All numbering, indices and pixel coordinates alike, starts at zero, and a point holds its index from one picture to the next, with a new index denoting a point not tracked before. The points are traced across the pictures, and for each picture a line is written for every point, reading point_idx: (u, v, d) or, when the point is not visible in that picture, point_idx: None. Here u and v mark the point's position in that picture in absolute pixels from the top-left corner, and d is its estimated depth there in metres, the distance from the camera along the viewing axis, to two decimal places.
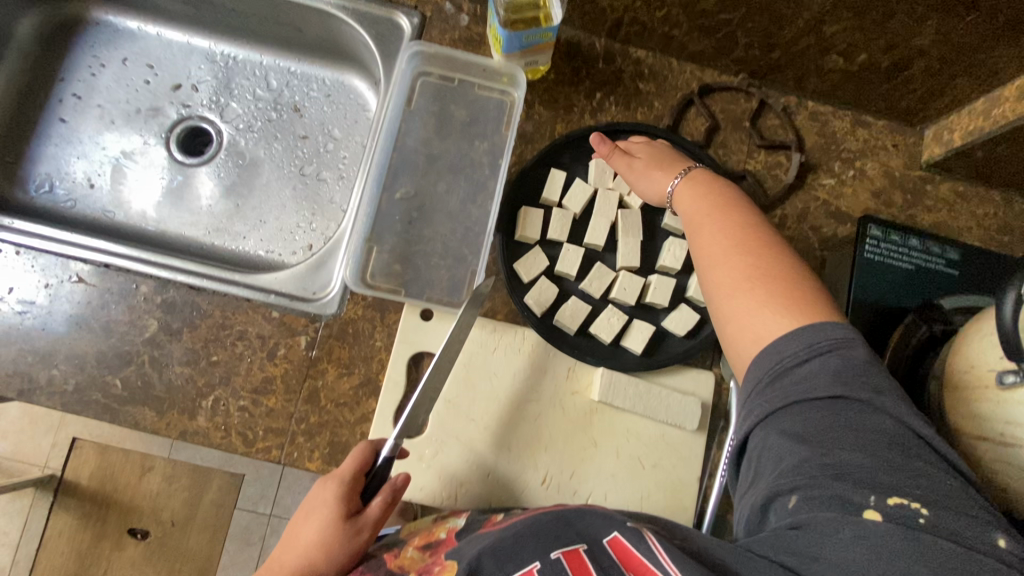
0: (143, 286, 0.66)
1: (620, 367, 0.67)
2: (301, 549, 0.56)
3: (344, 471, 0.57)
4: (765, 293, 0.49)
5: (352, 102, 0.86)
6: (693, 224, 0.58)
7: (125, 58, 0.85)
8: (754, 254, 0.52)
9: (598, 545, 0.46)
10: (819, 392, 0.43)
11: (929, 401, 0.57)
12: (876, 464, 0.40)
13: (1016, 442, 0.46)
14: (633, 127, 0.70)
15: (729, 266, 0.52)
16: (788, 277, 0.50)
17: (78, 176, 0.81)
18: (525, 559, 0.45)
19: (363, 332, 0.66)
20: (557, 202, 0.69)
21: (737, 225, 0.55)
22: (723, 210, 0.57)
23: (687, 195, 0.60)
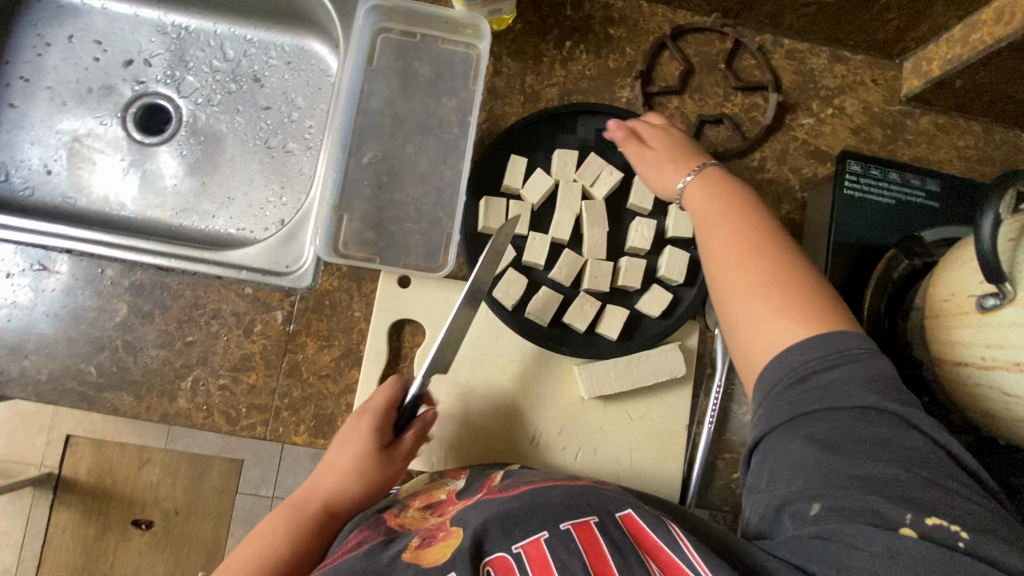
0: (109, 270, 0.64)
1: (596, 356, 0.65)
2: (336, 475, 0.56)
3: (376, 406, 0.58)
4: (779, 299, 0.47)
5: (314, 68, 0.82)
6: (704, 225, 0.55)
7: (71, 35, 0.81)
8: (768, 258, 0.50)
9: (610, 519, 0.47)
10: (853, 402, 0.42)
11: (913, 332, 0.57)
12: (912, 480, 0.40)
13: (997, 366, 0.45)
14: (591, 107, 0.68)
15: (743, 271, 0.50)
16: (801, 283, 0.48)
17: (33, 163, 0.77)
18: (533, 527, 0.47)
19: (341, 304, 0.65)
20: (519, 188, 0.66)
21: (751, 227, 0.52)
22: (737, 211, 0.54)
23: (699, 192, 0.57)
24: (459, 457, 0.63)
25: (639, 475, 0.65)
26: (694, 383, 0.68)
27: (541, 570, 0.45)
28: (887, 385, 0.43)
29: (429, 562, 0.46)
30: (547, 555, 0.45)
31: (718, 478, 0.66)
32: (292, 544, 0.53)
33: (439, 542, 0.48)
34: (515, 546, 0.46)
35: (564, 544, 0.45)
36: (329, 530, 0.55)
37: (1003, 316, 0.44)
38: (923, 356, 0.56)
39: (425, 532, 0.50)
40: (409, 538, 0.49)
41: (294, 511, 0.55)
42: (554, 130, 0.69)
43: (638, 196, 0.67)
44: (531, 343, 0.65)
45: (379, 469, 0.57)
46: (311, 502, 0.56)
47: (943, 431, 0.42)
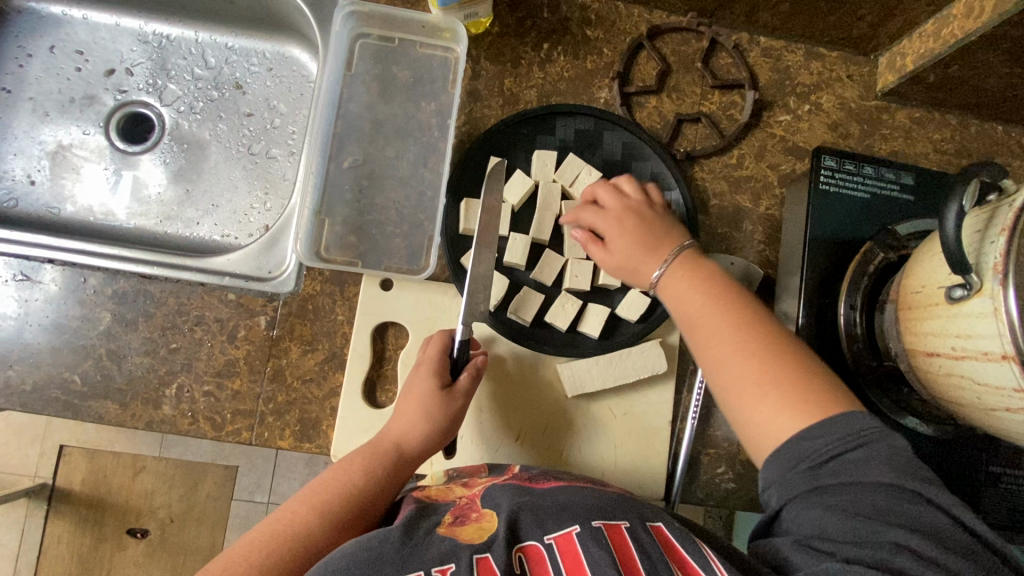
0: (92, 279, 0.64)
1: (578, 354, 0.66)
2: (400, 421, 0.58)
3: (432, 353, 0.60)
4: (784, 392, 0.46)
5: (295, 74, 0.83)
6: (688, 321, 0.54)
7: (52, 45, 0.81)
8: (767, 349, 0.49)
9: (641, 525, 0.48)
10: (876, 476, 0.41)
11: (888, 324, 0.58)
12: (940, 557, 0.39)
13: (966, 355, 0.46)
14: (569, 108, 0.69)
15: (743, 365, 0.48)
16: (801, 366, 0.48)
17: (17, 174, 0.78)
18: (566, 521, 0.48)
19: (324, 307, 0.65)
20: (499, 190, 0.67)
21: (733, 315, 0.51)
22: (718, 299, 0.53)
23: (674, 285, 0.56)
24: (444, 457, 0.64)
25: (623, 471, 0.66)
26: (676, 380, 0.69)
27: (571, 559, 0.45)
28: (903, 458, 0.42)
29: (465, 539, 0.47)
30: (578, 548, 0.46)
31: (703, 473, 0.67)
32: (364, 484, 0.53)
33: (473, 522, 0.49)
34: (548, 536, 0.47)
35: (595, 539, 0.46)
36: (399, 474, 0.56)
37: (970, 307, 0.44)
38: (897, 347, 0.56)
39: (457, 509, 0.51)
40: (444, 514, 0.50)
41: (365, 455, 0.56)
42: (533, 131, 0.69)
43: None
44: (512, 342, 0.66)
45: (442, 411, 0.58)
46: (379, 448, 0.56)
47: (963, 505, 0.41)
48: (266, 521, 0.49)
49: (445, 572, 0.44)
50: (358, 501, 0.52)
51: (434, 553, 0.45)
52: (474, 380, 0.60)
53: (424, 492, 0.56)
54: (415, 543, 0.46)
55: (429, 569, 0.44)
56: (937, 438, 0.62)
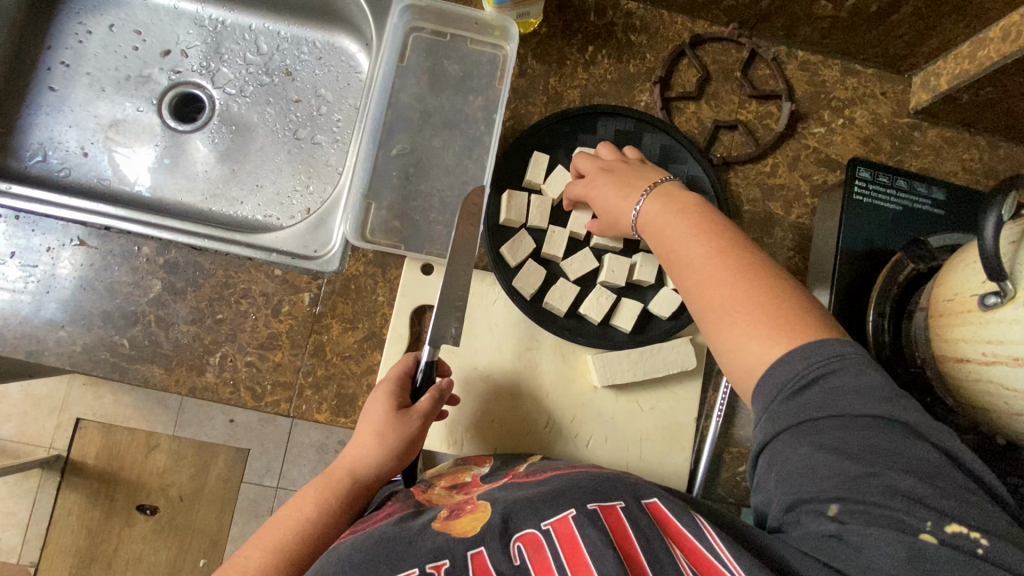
0: (145, 248, 0.67)
1: (610, 347, 0.68)
2: (356, 449, 0.57)
3: (392, 375, 0.59)
4: (760, 309, 0.46)
5: (344, 64, 0.86)
6: (668, 252, 0.54)
7: (112, 24, 0.84)
8: (755, 282, 0.47)
9: (636, 504, 0.48)
10: (863, 411, 0.41)
11: (917, 333, 0.59)
12: (928, 491, 0.39)
13: (999, 360, 0.47)
14: (612, 108, 0.71)
15: (720, 290, 0.48)
16: (783, 297, 0.46)
17: (71, 145, 0.80)
18: (562, 505, 0.48)
19: (366, 288, 0.67)
20: (540, 183, 0.69)
21: (714, 241, 0.51)
22: (704, 229, 0.52)
23: (658, 212, 0.56)
24: (476, 440, 0.66)
25: (648, 464, 0.67)
26: (703, 378, 0.70)
27: (569, 546, 0.45)
28: (886, 391, 0.41)
29: (458, 532, 0.47)
30: (576, 532, 0.46)
31: (724, 471, 0.68)
32: (317, 515, 0.53)
33: (468, 514, 0.50)
34: (545, 522, 0.47)
35: (593, 520, 0.46)
36: (354, 501, 0.56)
37: (1004, 313, 0.46)
38: (926, 354, 0.58)
39: (453, 505, 0.52)
40: (438, 509, 0.51)
41: (319, 486, 0.56)
42: (573, 131, 0.71)
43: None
44: (546, 332, 0.68)
45: (397, 431, 0.57)
46: (332, 478, 0.56)
47: (950, 438, 0.42)
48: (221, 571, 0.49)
49: (439, 569, 0.45)
50: (311, 534, 0.52)
51: (428, 548, 0.46)
52: (436, 403, 0.59)
53: (423, 493, 0.56)
54: (410, 539, 0.47)
55: (424, 566, 0.45)
56: None
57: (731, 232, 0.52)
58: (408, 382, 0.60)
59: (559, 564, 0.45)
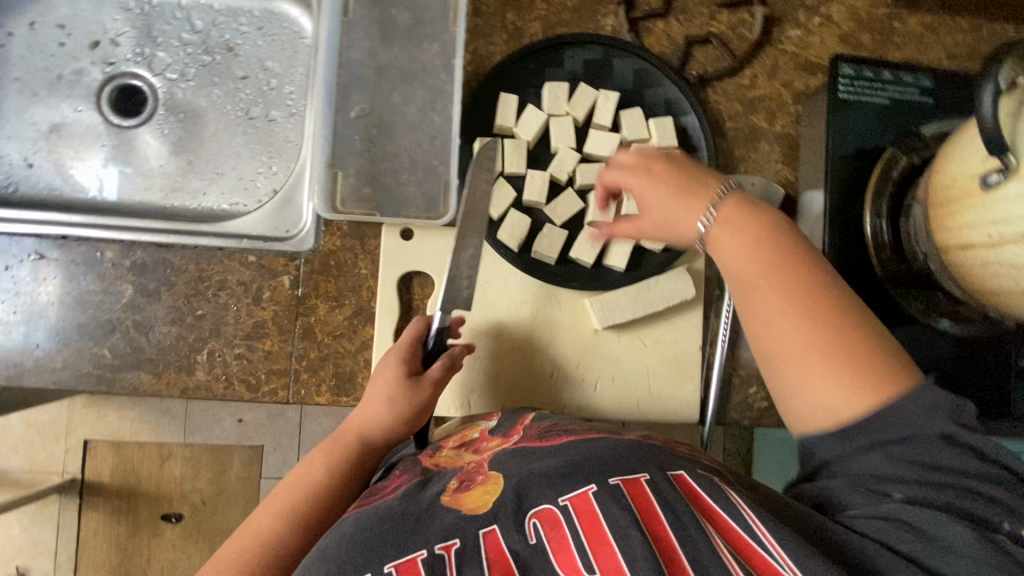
0: (108, 252, 0.63)
1: (606, 287, 0.66)
2: (366, 419, 0.56)
3: (404, 340, 0.58)
4: (840, 362, 0.43)
5: (287, 31, 0.80)
6: (733, 276, 0.49)
7: (31, 20, 0.78)
8: (835, 321, 0.44)
9: (661, 475, 0.45)
10: (917, 379, 0.42)
11: (916, 228, 0.57)
12: (965, 485, 0.40)
13: (1004, 241, 0.45)
14: (576, 37, 0.67)
15: (795, 336, 0.44)
16: (865, 346, 0.43)
17: (14, 158, 0.75)
18: (580, 480, 0.45)
19: (347, 263, 0.64)
20: (512, 127, 0.65)
21: (795, 286, 0.46)
22: (777, 267, 0.47)
23: (722, 233, 0.49)
24: (482, 400, 0.64)
25: (658, 399, 0.66)
26: (703, 307, 0.69)
27: (590, 523, 0.43)
28: (951, 402, 0.42)
29: (467, 509, 0.46)
30: (596, 507, 0.43)
31: (735, 396, 0.68)
32: (328, 479, 0.54)
33: (478, 487, 0.48)
34: (563, 497, 0.45)
35: (614, 497, 0.43)
36: (363, 463, 0.56)
37: (1007, 190, 0.44)
38: (927, 248, 0.56)
39: (463, 474, 0.51)
40: (448, 480, 0.50)
41: (326, 454, 0.56)
42: (539, 69, 0.67)
43: (631, 129, 0.66)
44: (539, 281, 0.66)
45: (408, 399, 0.56)
46: (340, 446, 0.56)
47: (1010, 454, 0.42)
48: (235, 535, 0.51)
49: (449, 549, 0.43)
50: (322, 496, 0.53)
51: (437, 530, 0.44)
52: (447, 369, 0.58)
53: (431, 457, 0.54)
54: (416, 521, 0.45)
55: (433, 548, 0.43)
56: (963, 337, 0.63)
57: (789, 236, 0.48)
58: (420, 348, 0.58)
59: (579, 542, 0.42)
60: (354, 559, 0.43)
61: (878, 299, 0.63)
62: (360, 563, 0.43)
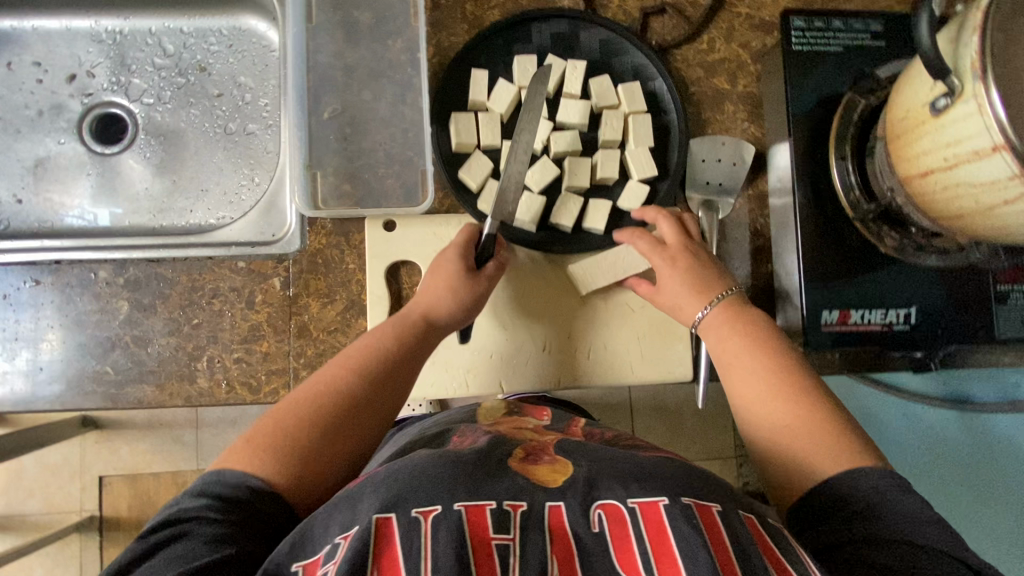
0: (101, 272, 0.64)
1: (586, 249, 0.67)
2: (427, 301, 0.59)
3: (460, 239, 0.62)
4: (811, 433, 0.49)
5: (256, 46, 0.82)
6: (726, 370, 0.57)
7: (8, 61, 0.80)
8: (806, 401, 0.51)
9: (731, 508, 0.43)
10: (874, 486, 0.45)
11: (880, 164, 0.59)
12: (891, 532, 0.42)
13: (959, 161, 0.47)
14: (542, 12, 0.69)
15: (770, 411, 0.52)
16: (834, 424, 0.50)
17: (3, 195, 0.77)
18: (652, 490, 0.43)
19: (334, 259, 0.66)
20: (484, 102, 0.67)
21: (768, 360, 0.55)
22: (755, 350, 0.56)
23: (714, 326, 0.59)
24: (478, 379, 0.67)
25: (650, 361, 0.68)
26: None
27: (656, 532, 0.40)
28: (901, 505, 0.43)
29: (542, 477, 0.44)
30: (664, 521, 0.40)
31: None
32: (395, 351, 0.56)
33: (546, 463, 0.46)
34: (632, 499, 0.42)
35: (686, 517, 0.40)
36: (426, 339, 0.59)
37: (955, 112, 0.46)
38: (893, 183, 0.58)
39: (531, 445, 0.50)
40: (515, 448, 0.49)
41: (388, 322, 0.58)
42: (501, 53, 0.69)
43: (602, 95, 0.68)
44: (520, 247, 0.67)
45: (468, 291, 0.60)
46: (401, 319, 0.58)
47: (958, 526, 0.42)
48: (301, 387, 0.52)
49: (517, 509, 0.41)
50: (390, 365, 0.55)
51: (503, 488, 0.42)
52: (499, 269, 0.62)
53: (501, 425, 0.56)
54: (488, 472, 0.43)
55: (502, 502, 0.41)
56: (945, 269, 0.63)
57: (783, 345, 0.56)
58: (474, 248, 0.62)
59: (643, 548, 0.39)
60: (427, 487, 0.41)
61: (851, 240, 0.64)
62: (432, 493, 0.40)
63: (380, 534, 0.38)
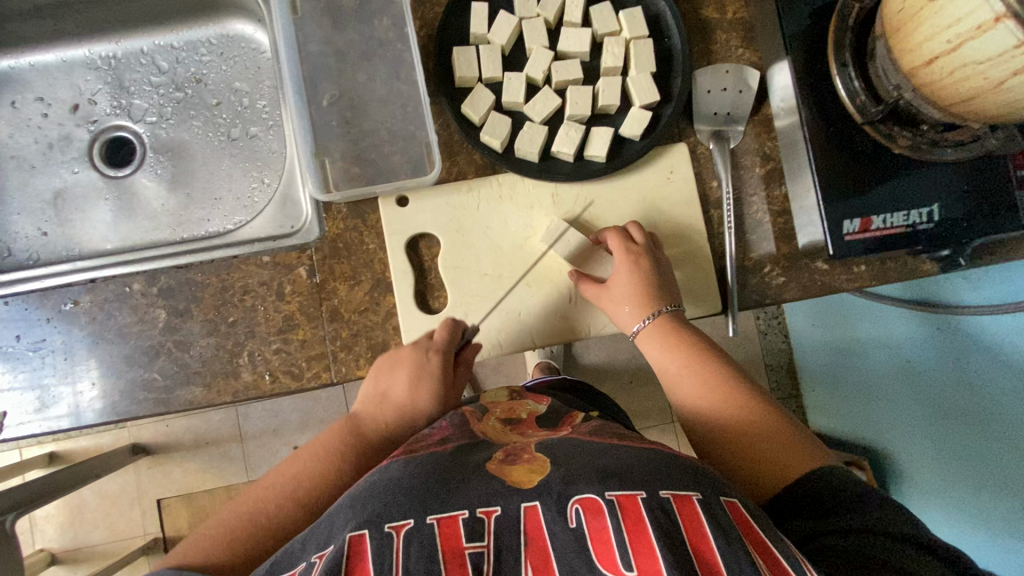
0: (135, 284, 0.67)
1: (588, 177, 0.67)
2: (393, 411, 0.60)
3: (438, 342, 0.63)
4: (754, 438, 0.54)
5: (245, 49, 0.83)
6: (660, 378, 0.62)
7: (13, 100, 0.82)
8: (746, 407, 0.56)
9: (713, 497, 0.44)
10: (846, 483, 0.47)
11: (882, 62, 0.58)
12: (867, 521, 0.44)
13: (963, 40, 0.46)
14: None
15: (715, 414, 0.57)
16: (773, 428, 0.54)
17: (28, 230, 0.79)
18: (630, 484, 0.44)
19: (354, 242, 0.67)
20: (485, 35, 0.67)
21: (705, 371, 0.59)
22: (692, 364, 0.60)
23: (653, 340, 0.62)
24: (510, 338, 0.68)
25: None
26: (701, 201, 0.70)
27: (633, 521, 0.41)
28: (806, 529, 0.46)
29: (515, 481, 0.45)
30: (643, 513, 0.42)
31: (752, 279, 0.69)
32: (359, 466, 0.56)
33: (523, 462, 0.48)
34: (609, 492, 0.43)
35: (663, 508, 0.42)
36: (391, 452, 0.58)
37: None
38: (899, 79, 0.57)
39: (510, 449, 0.51)
40: (495, 451, 0.50)
41: (369, 403, 0.61)
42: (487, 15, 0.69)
43: (601, 21, 0.67)
44: (523, 177, 0.67)
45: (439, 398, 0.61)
46: (381, 407, 0.60)
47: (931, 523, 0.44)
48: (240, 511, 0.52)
49: (490, 514, 0.43)
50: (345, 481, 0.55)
51: (479, 494, 0.44)
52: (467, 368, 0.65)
53: (479, 423, 0.57)
54: (462, 479, 0.46)
55: (475, 510, 0.43)
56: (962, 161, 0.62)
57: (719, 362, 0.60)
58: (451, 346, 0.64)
59: (620, 539, 0.41)
60: (400, 502, 0.43)
61: (863, 146, 0.63)
62: (404, 508, 0.43)
63: (353, 552, 0.40)
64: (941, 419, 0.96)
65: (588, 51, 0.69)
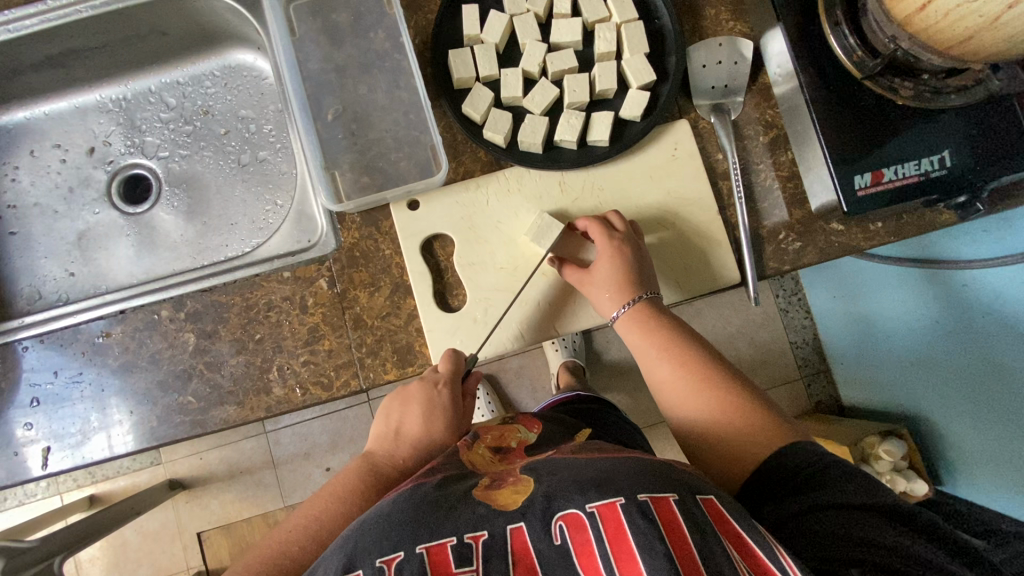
0: (163, 311, 0.68)
1: (593, 163, 0.68)
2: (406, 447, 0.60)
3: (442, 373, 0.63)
4: (732, 417, 0.55)
5: (247, 78, 0.86)
6: (640, 362, 0.63)
7: (31, 149, 0.85)
8: (722, 389, 0.57)
9: (689, 496, 0.45)
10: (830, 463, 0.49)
11: (874, 15, 0.58)
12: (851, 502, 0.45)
13: None
14: None
15: (695, 397, 0.58)
16: (747, 408, 0.56)
17: (56, 272, 0.82)
18: (609, 491, 0.45)
19: (371, 249, 0.69)
20: (478, 36, 0.69)
21: (683, 357, 0.60)
22: (671, 350, 0.61)
23: (632, 327, 0.63)
24: (530, 330, 0.68)
25: (695, 272, 0.69)
26: (708, 175, 0.70)
27: (615, 532, 0.42)
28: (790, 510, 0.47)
29: (499, 503, 0.46)
30: (623, 518, 0.43)
31: (768, 246, 0.69)
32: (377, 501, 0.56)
33: (509, 485, 0.49)
34: (590, 504, 0.44)
35: (641, 510, 0.43)
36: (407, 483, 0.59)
37: None
38: (893, 31, 0.57)
39: (495, 476, 0.51)
40: (480, 477, 0.51)
41: (379, 440, 0.61)
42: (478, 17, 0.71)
43: (591, 9, 0.68)
44: (530, 168, 0.68)
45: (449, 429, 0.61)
46: (396, 444, 0.61)
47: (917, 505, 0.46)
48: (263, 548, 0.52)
49: (478, 539, 0.44)
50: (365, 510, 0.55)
51: (467, 518, 0.45)
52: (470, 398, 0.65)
53: (467, 451, 0.56)
54: (449, 508, 0.46)
55: (462, 536, 0.44)
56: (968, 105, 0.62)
57: (700, 350, 0.61)
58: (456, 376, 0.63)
59: (603, 550, 0.42)
60: (387, 536, 0.44)
61: (867, 101, 0.63)
62: (393, 542, 0.44)
63: None
64: (975, 395, 0.95)
65: (581, 39, 0.70)
